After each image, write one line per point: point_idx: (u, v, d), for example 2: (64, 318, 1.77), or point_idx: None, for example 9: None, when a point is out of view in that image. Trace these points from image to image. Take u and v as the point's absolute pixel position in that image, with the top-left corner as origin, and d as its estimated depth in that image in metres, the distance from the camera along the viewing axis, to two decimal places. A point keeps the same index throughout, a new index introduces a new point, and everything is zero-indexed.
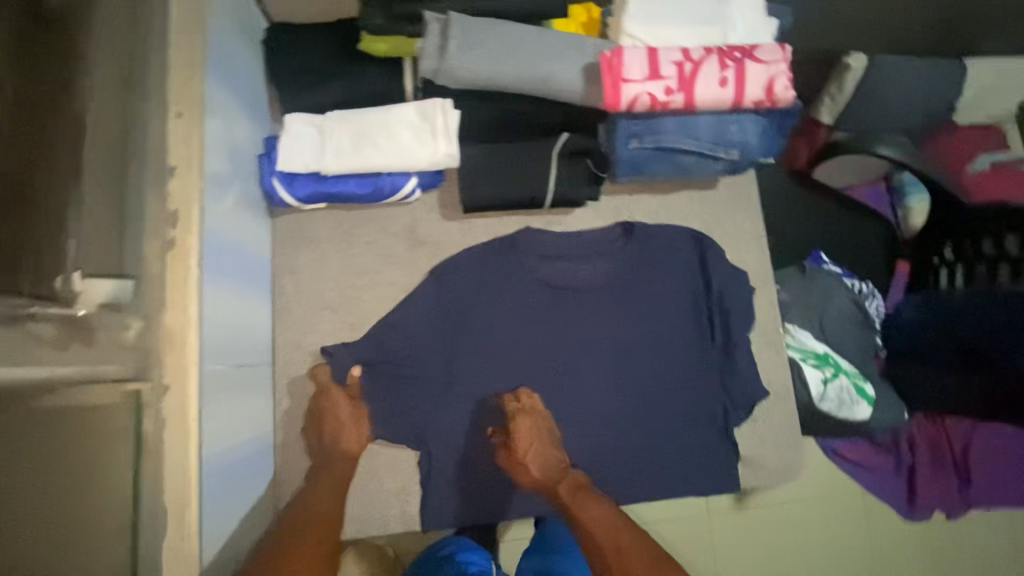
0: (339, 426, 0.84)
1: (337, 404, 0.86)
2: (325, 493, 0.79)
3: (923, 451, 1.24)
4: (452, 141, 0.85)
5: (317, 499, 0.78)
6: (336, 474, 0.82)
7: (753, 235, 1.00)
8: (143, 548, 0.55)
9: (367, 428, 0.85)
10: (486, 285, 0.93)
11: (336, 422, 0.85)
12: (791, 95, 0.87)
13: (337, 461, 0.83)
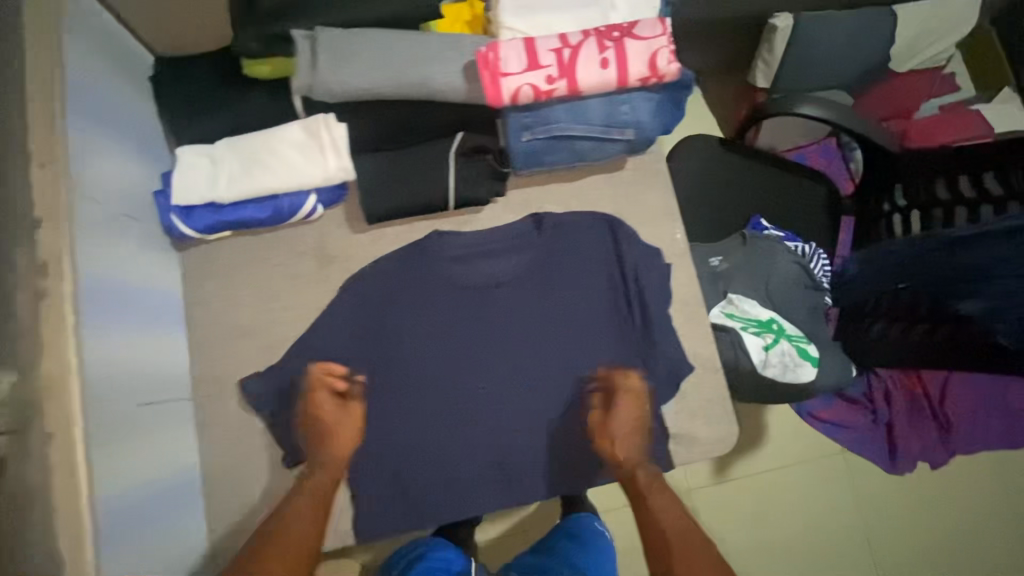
0: (325, 433, 0.82)
1: (320, 407, 0.83)
2: (309, 501, 0.77)
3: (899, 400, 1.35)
4: (341, 155, 0.85)
5: (299, 509, 0.76)
6: (320, 480, 0.80)
7: (666, 212, 1.00)
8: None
9: (356, 429, 0.84)
10: (401, 293, 0.94)
11: (318, 427, 0.82)
12: (676, 68, 0.86)
13: (327, 465, 0.81)
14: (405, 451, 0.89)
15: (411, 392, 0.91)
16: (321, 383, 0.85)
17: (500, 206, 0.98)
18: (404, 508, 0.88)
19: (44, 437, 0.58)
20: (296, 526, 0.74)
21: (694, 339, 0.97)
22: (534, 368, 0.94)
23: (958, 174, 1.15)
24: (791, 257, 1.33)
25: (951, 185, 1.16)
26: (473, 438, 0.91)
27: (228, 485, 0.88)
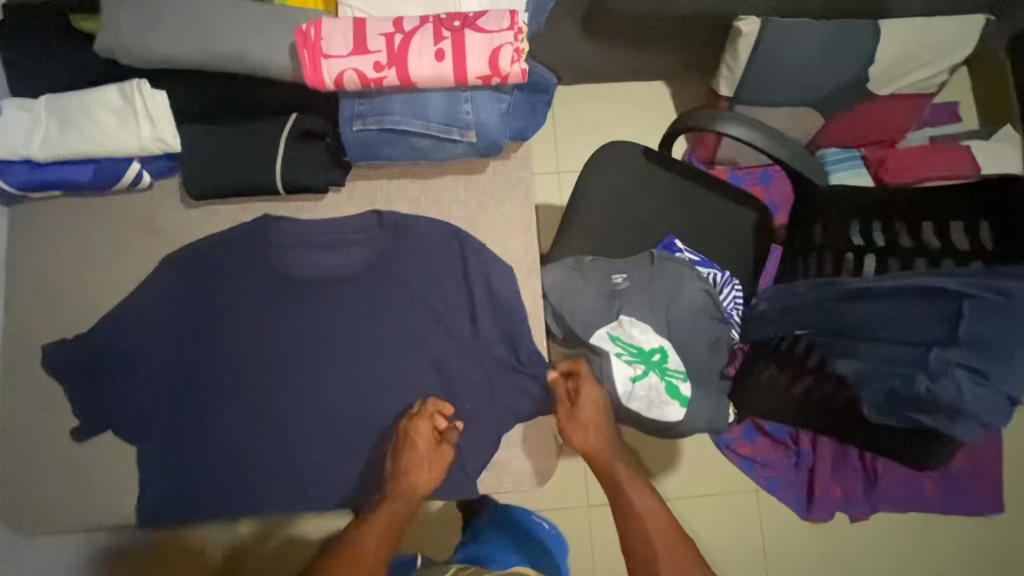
0: (420, 461, 0.84)
1: (420, 440, 0.84)
2: (387, 524, 0.79)
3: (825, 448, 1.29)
4: (158, 125, 0.81)
5: (373, 531, 0.78)
6: (407, 503, 0.81)
7: (522, 223, 0.93)
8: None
9: (442, 467, 0.85)
10: (228, 277, 0.91)
11: (415, 458, 0.83)
12: (521, 70, 0.78)
13: (400, 497, 0.81)
14: (205, 437, 0.88)
15: (225, 378, 0.89)
16: (428, 414, 0.87)
17: (343, 196, 0.93)
18: (199, 496, 0.87)
19: None
20: (372, 542, 0.77)
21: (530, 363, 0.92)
22: (355, 371, 0.91)
23: (923, 220, 0.97)
24: None
25: (914, 231, 0.97)
26: (279, 433, 0.89)
27: (19, 452, 0.86)
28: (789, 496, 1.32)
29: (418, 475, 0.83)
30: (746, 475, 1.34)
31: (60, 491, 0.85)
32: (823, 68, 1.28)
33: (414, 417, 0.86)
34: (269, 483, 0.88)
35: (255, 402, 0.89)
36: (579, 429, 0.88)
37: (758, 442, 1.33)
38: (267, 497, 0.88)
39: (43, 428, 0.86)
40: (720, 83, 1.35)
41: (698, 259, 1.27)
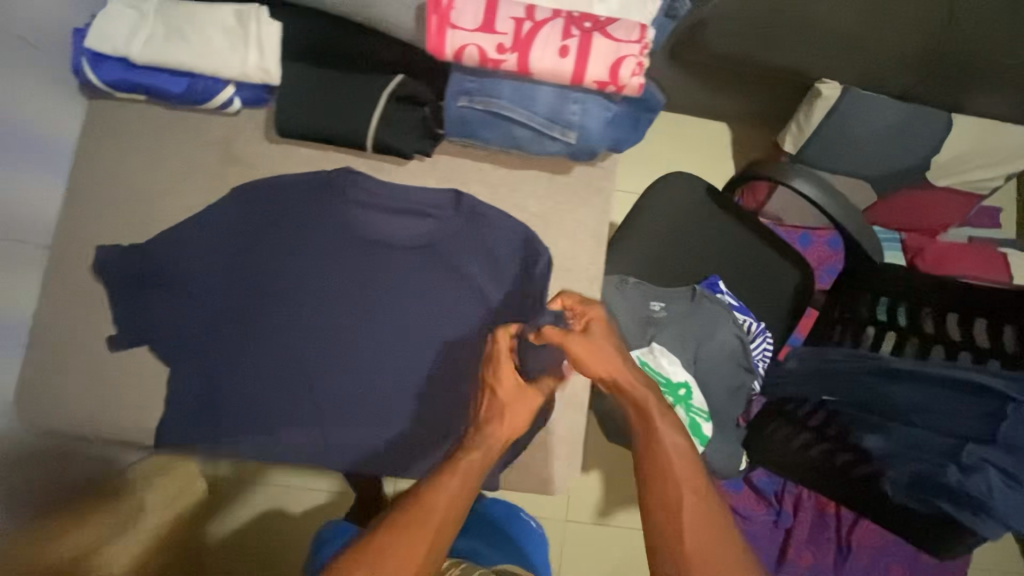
0: (502, 426, 0.73)
1: (513, 404, 0.74)
2: (465, 480, 0.67)
3: (808, 512, 1.25)
4: (265, 54, 0.80)
5: (445, 499, 0.64)
6: (483, 461, 0.69)
7: (594, 232, 0.93)
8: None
9: (526, 418, 0.74)
10: (292, 218, 0.89)
11: (501, 421, 0.72)
12: (639, 83, 0.78)
13: (480, 447, 0.70)
14: (235, 376, 0.85)
15: (270, 320, 0.87)
16: (506, 347, 0.77)
17: (424, 166, 0.92)
18: (212, 435, 0.84)
19: None
20: (439, 503, 0.64)
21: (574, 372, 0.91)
22: (400, 342, 0.89)
23: (976, 315, 0.99)
24: (731, 329, 1.26)
25: (965, 324, 1.00)
26: (310, 387, 0.87)
27: (52, 350, 0.84)
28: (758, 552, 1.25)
29: (491, 441, 0.71)
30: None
31: (84, 397, 0.84)
32: (900, 146, 1.28)
33: (502, 372, 0.75)
34: (290, 437, 0.86)
35: (294, 351, 0.87)
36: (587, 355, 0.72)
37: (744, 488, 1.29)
38: (285, 451, 0.86)
39: (81, 325, 0.85)
40: (787, 139, 1.33)
41: (738, 305, 1.29)
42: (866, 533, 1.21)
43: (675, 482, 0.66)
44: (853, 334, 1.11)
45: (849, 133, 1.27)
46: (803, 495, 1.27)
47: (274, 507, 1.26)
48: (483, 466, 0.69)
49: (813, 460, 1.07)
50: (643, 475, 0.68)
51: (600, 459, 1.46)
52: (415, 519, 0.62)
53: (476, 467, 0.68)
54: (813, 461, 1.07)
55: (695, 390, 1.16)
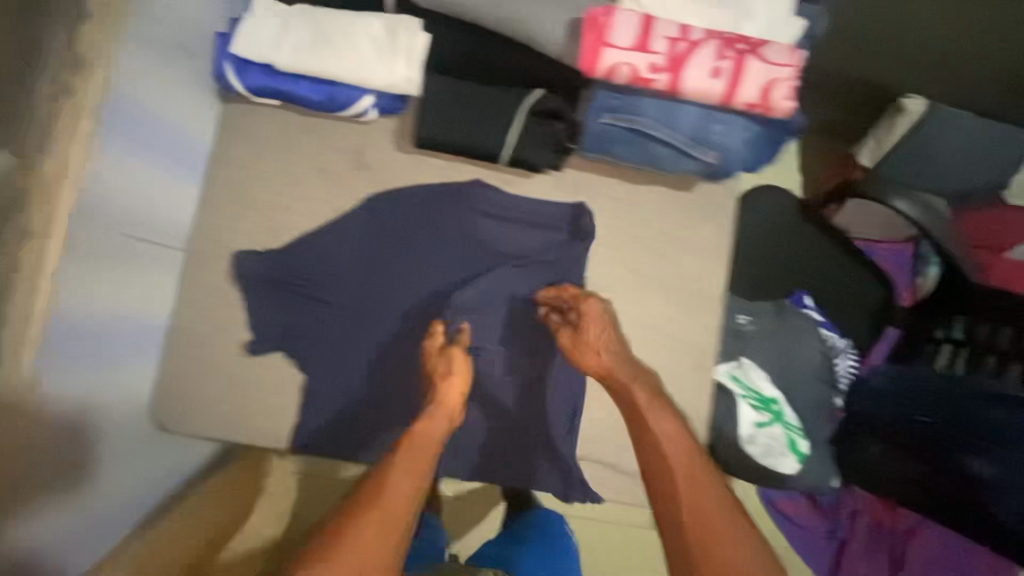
0: (444, 411, 0.75)
1: (448, 387, 0.77)
2: (415, 461, 0.70)
3: (861, 523, 1.23)
4: (414, 67, 0.80)
5: (402, 485, 0.67)
6: (425, 455, 0.71)
7: (717, 251, 0.93)
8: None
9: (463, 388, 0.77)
10: (419, 228, 0.89)
11: (440, 402, 0.75)
12: (788, 107, 0.78)
13: (440, 413, 0.75)
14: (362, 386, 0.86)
15: (392, 329, 0.87)
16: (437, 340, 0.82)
17: (550, 179, 0.92)
18: (340, 441, 0.86)
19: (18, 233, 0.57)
20: (399, 490, 0.67)
21: (693, 389, 0.92)
22: (524, 358, 0.89)
23: None
24: (816, 345, 1.26)
25: None
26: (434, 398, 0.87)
27: (187, 352, 0.86)
28: (814, 561, 1.27)
29: (435, 424, 0.74)
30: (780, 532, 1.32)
31: (219, 399, 0.86)
32: (987, 168, 1.08)
33: (448, 356, 0.79)
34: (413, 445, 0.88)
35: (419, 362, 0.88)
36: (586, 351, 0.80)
37: (798, 498, 1.30)
38: (405, 459, 0.88)
39: (214, 329, 0.86)
40: (861, 152, 1.11)
41: (824, 321, 1.28)
42: (929, 546, 1.15)
43: (695, 479, 0.68)
44: (943, 357, 1.13)
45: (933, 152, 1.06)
46: (858, 505, 1.25)
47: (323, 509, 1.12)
48: (434, 444, 0.73)
49: (907, 479, 1.13)
50: (655, 477, 0.70)
51: None
52: (380, 507, 0.65)
53: (430, 446, 0.72)
54: (907, 480, 1.13)
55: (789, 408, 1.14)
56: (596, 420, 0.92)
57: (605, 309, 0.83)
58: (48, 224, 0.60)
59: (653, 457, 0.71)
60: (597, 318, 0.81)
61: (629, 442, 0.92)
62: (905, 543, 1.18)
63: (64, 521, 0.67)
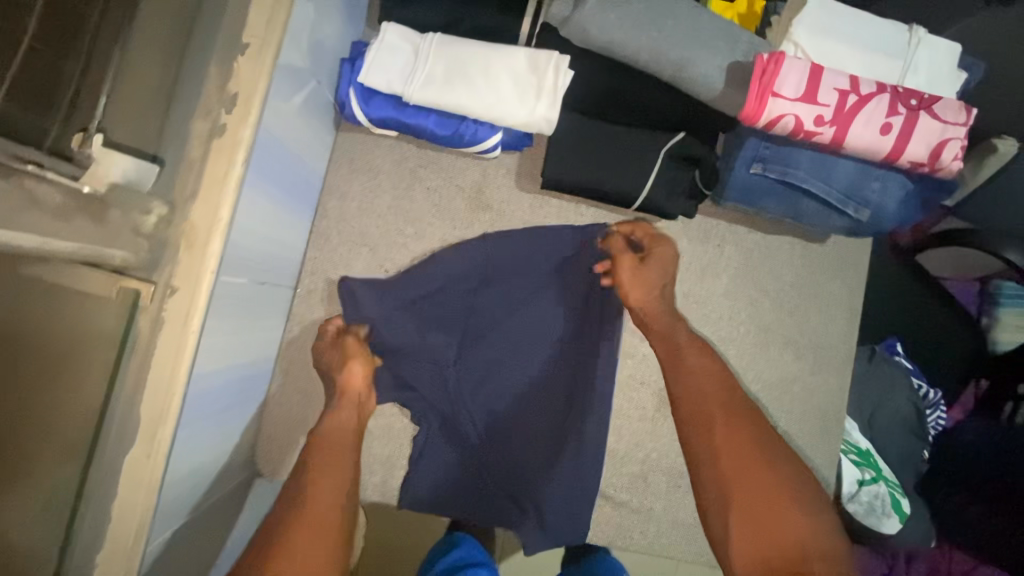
0: (350, 403, 0.73)
1: (353, 374, 0.74)
2: (332, 458, 0.67)
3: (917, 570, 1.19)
4: (555, 106, 0.74)
5: (326, 485, 0.64)
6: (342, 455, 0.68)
7: (848, 308, 0.88)
8: (90, 481, 0.51)
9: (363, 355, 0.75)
10: (540, 272, 0.83)
11: (342, 391, 0.73)
12: (956, 167, 0.73)
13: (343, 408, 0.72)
14: (471, 442, 0.81)
15: (494, 379, 0.82)
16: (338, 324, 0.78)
17: (678, 226, 0.87)
18: (447, 496, 0.81)
19: (166, 290, 0.52)
20: (323, 490, 0.64)
21: (818, 453, 0.86)
22: (641, 415, 0.84)
23: None
24: (907, 395, 1.20)
25: None
26: (541, 459, 0.82)
27: (293, 397, 0.80)
28: None
29: (343, 418, 0.71)
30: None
31: None
32: None
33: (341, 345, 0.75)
34: (513, 510, 0.81)
35: (529, 419, 0.82)
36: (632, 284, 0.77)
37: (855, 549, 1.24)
38: (510, 524, 0.81)
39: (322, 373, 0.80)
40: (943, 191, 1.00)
41: (915, 370, 1.23)
42: None
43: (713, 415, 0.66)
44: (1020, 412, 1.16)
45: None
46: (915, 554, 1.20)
47: None
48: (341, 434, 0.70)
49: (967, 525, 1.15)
50: (683, 406, 0.68)
51: None
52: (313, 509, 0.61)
53: (340, 441, 0.69)
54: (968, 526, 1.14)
55: (887, 464, 1.07)
56: None
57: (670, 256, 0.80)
58: (196, 282, 0.53)
59: (678, 391, 0.70)
60: (665, 260, 0.79)
61: None
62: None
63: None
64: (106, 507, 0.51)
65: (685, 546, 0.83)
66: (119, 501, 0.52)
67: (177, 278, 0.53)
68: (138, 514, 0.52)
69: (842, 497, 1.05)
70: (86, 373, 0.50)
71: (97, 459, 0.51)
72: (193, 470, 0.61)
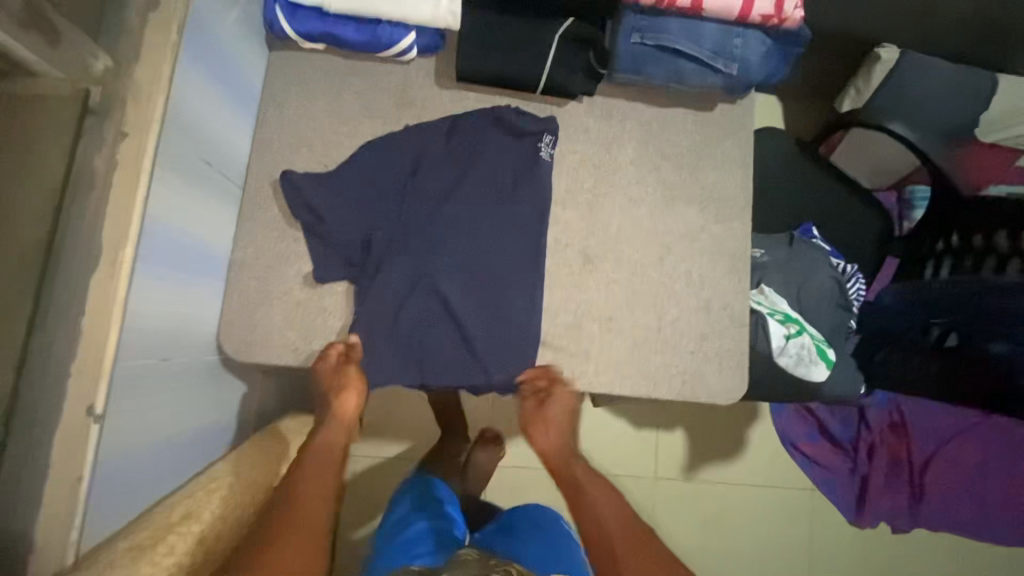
0: (342, 426, 0.87)
1: (346, 403, 0.87)
2: (319, 471, 0.79)
3: (880, 459, 1.49)
4: (455, 1, 0.86)
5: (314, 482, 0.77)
6: (326, 457, 0.82)
7: (741, 163, 0.99)
8: (47, 295, 0.56)
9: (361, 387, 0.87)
10: (459, 151, 0.93)
11: (337, 416, 0.88)
12: (798, 16, 0.87)
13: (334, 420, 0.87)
14: (413, 311, 0.88)
15: (435, 252, 0.89)
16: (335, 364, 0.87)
17: (583, 107, 0.98)
18: (400, 361, 0.88)
19: (118, 134, 0.60)
20: (313, 491, 0.76)
21: (731, 292, 0.96)
22: (567, 272, 0.94)
23: (997, 228, 1.21)
24: (828, 271, 1.26)
25: (989, 237, 1.22)
26: (482, 319, 0.89)
27: (250, 284, 0.88)
28: (841, 498, 1.52)
29: (333, 438, 0.86)
30: (802, 470, 1.54)
31: (287, 328, 0.88)
32: (951, 109, 1.24)
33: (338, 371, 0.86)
34: (464, 366, 0.89)
35: (468, 286, 0.90)
36: (540, 428, 0.92)
37: (818, 442, 1.53)
38: (458, 379, 0.89)
39: (276, 261, 0.89)
40: (844, 101, 1.31)
41: (832, 250, 1.31)
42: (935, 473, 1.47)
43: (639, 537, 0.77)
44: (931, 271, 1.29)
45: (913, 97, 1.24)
46: (878, 449, 1.50)
47: (368, 478, 1.35)
48: (330, 446, 0.84)
49: (907, 377, 1.26)
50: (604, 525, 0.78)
51: (680, 419, 1.53)
52: (306, 499, 0.74)
53: (330, 456, 0.82)
54: (908, 378, 1.25)
55: (812, 320, 1.17)
56: (649, 327, 0.94)
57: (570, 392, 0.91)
58: (145, 128, 0.62)
59: (589, 520, 0.80)
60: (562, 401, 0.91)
61: (688, 348, 0.94)
62: (920, 474, 1.48)
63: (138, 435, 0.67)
64: (73, 321, 0.57)
65: (622, 382, 0.92)
66: (89, 317, 0.58)
67: (128, 125, 0.61)
68: (106, 329, 0.59)
69: (773, 352, 1.14)
70: (45, 178, 0.57)
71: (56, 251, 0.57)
72: (152, 311, 0.69)
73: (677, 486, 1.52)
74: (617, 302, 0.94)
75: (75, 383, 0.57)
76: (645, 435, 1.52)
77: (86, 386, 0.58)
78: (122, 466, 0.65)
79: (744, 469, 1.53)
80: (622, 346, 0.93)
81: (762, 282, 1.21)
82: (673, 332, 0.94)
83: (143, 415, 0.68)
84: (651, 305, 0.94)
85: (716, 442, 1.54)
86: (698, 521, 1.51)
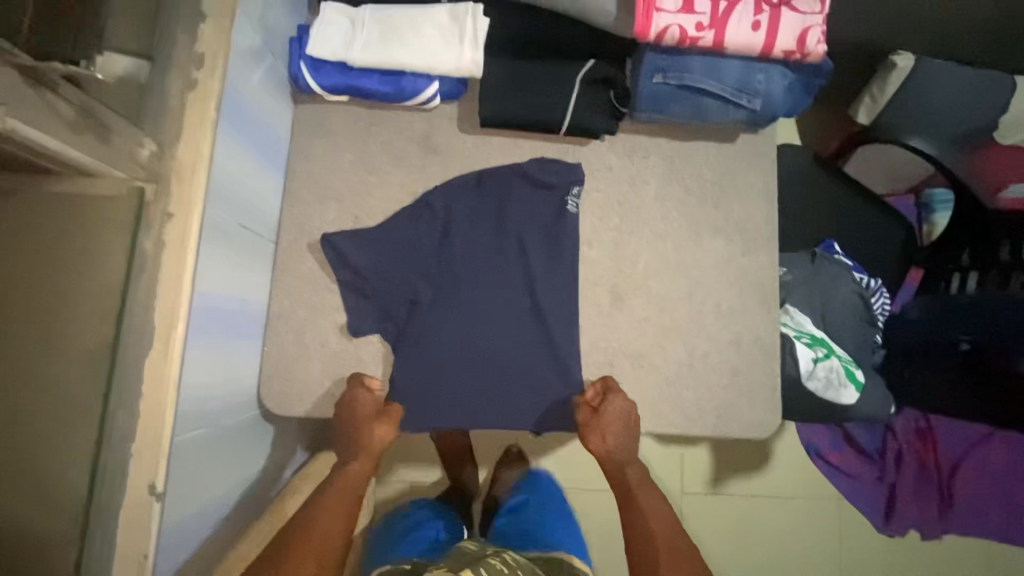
0: (364, 459, 0.86)
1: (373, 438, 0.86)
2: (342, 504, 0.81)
3: (910, 467, 1.47)
4: (477, 48, 0.86)
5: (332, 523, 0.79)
6: (342, 492, 0.83)
7: (764, 193, 0.99)
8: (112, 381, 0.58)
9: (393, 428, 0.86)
10: (487, 196, 0.94)
11: (362, 450, 0.86)
12: (822, 50, 0.86)
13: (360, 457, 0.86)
14: (457, 373, 0.89)
15: (473, 301, 0.90)
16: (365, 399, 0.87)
17: (605, 144, 0.98)
18: (436, 412, 0.89)
19: (163, 218, 0.61)
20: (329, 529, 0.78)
21: (760, 324, 0.96)
22: (595, 310, 0.94)
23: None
24: (853, 288, 1.25)
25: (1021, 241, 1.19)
26: (522, 363, 0.90)
27: (286, 337, 0.90)
28: (868, 507, 1.51)
29: (356, 470, 0.86)
30: (830, 479, 1.53)
31: (325, 379, 0.90)
32: (973, 115, 1.20)
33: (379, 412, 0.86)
34: (509, 422, 0.90)
35: (508, 334, 0.90)
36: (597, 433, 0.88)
37: (846, 453, 1.52)
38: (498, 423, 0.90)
39: (311, 312, 0.91)
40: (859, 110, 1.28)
41: (856, 265, 1.30)
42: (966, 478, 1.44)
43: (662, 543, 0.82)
44: (955, 284, 1.27)
45: (932, 106, 1.20)
46: (908, 458, 1.47)
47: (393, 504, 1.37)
48: (356, 484, 0.85)
49: (931, 390, 1.26)
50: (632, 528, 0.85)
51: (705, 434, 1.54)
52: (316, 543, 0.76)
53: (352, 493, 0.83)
54: (932, 391, 1.26)
55: (839, 342, 1.17)
56: (681, 363, 0.94)
57: (619, 404, 0.88)
58: (188, 208, 0.63)
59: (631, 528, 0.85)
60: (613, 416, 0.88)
61: (721, 383, 0.94)
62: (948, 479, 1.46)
63: (190, 505, 0.69)
64: (133, 403, 0.59)
65: (656, 420, 0.93)
66: (146, 394, 0.60)
67: (173, 206, 0.62)
68: (161, 408, 0.60)
69: (801, 376, 1.14)
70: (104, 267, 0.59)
71: (119, 336, 0.59)
72: (200, 381, 0.71)
73: (704, 502, 1.52)
74: (648, 338, 0.94)
75: (136, 464, 0.59)
76: (670, 452, 1.53)
77: (146, 463, 0.59)
78: (179, 534, 0.67)
79: (771, 483, 1.53)
80: (655, 383, 0.94)
81: (787, 304, 1.21)
82: (704, 366, 0.94)
83: (195, 483, 0.70)
84: (681, 340, 0.95)
85: (742, 456, 1.54)
86: (726, 535, 1.51)
